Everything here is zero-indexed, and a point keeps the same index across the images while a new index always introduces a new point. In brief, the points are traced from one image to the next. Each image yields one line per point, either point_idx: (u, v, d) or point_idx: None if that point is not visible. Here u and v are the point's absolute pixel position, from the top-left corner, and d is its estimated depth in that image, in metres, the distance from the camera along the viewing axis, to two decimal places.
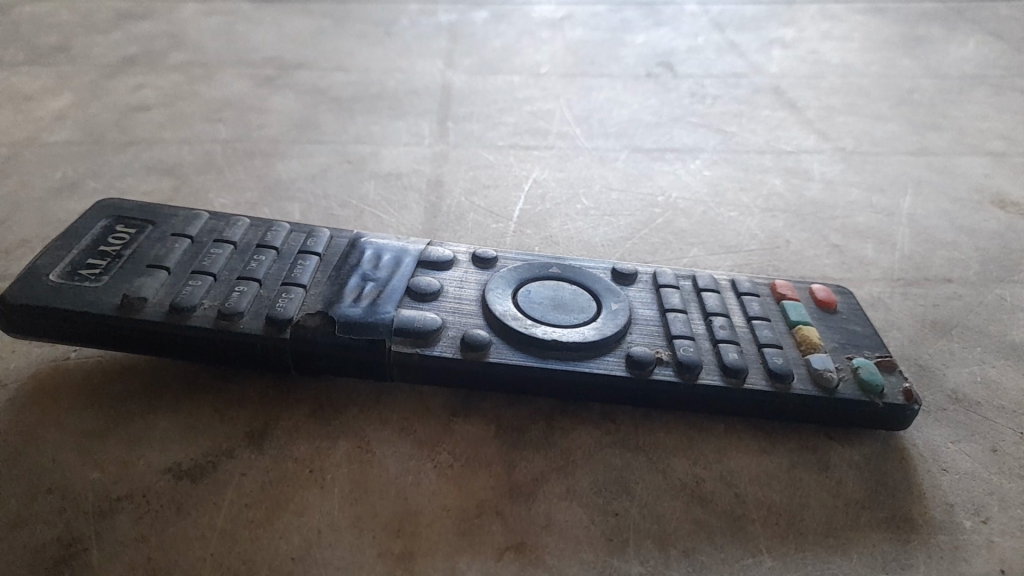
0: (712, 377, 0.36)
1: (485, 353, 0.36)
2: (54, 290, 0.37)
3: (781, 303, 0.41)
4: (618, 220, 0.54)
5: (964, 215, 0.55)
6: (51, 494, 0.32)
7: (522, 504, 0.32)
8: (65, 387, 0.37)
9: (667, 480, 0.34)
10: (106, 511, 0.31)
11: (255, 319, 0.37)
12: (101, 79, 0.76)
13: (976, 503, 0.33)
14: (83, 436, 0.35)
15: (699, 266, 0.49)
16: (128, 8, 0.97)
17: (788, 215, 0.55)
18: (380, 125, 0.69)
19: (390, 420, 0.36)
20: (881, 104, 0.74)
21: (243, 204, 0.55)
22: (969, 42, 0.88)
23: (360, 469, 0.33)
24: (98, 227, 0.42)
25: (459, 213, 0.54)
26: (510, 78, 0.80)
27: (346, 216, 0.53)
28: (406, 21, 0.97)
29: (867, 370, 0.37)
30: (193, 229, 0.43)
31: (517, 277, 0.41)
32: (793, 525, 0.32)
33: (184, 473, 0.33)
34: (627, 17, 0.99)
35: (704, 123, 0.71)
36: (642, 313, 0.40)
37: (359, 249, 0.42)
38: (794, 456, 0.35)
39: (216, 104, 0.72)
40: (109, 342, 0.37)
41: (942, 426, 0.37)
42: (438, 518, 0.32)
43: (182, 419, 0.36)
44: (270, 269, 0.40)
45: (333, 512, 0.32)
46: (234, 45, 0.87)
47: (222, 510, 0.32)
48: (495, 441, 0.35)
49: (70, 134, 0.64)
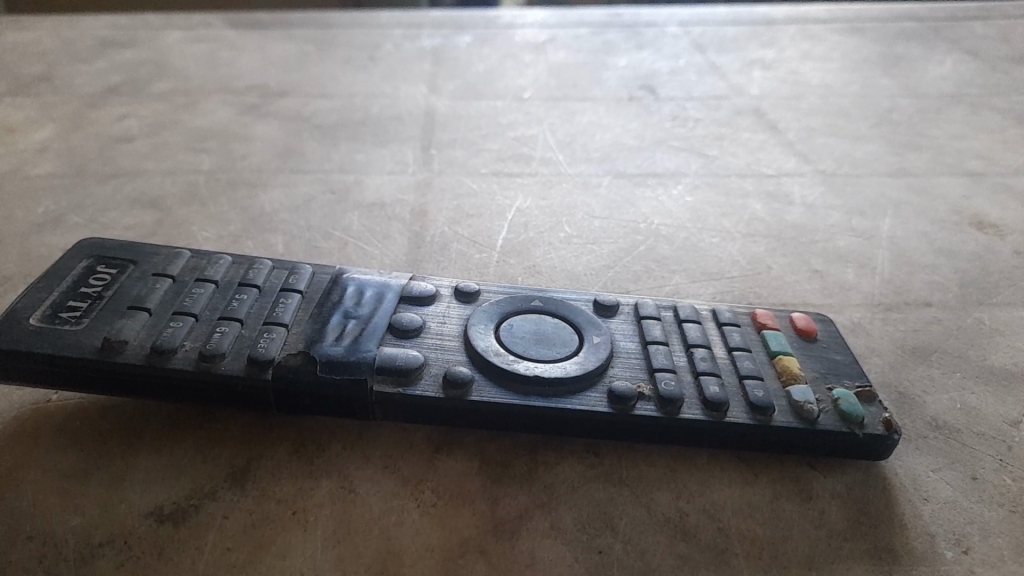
0: (694, 411, 0.36)
1: (468, 390, 0.36)
2: (34, 334, 0.37)
3: (762, 333, 0.42)
4: (601, 248, 0.54)
5: (943, 237, 0.56)
6: (31, 541, 0.32)
7: (506, 543, 0.32)
8: (46, 431, 0.37)
9: (650, 514, 0.34)
10: (88, 557, 0.31)
11: (237, 359, 0.37)
12: (84, 109, 0.76)
13: (957, 532, 0.34)
14: (63, 481, 0.34)
15: (681, 294, 0.49)
16: (111, 36, 0.97)
17: (769, 239, 0.56)
18: (364, 153, 0.69)
19: (374, 457, 0.36)
20: (860, 124, 0.75)
21: (226, 236, 0.55)
22: (946, 61, 0.89)
23: (343, 509, 0.33)
24: (78, 267, 0.42)
25: (443, 243, 0.54)
26: (494, 103, 0.81)
27: (329, 247, 0.54)
28: (390, 46, 0.97)
29: (847, 400, 0.37)
30: (175, 267, 0.43)
31: (499, 311, 0.41)
32: (776, 559, 0.32)
33: (166, 516, 0.33)
34: (609, 39, 1.00)
35: (686, 146, 0.71)
36: (624, 346, 0.40)
37: (341, 285, 0.42)
38: (776, 487, 0.35)
39: (200, 134, 0.72)
40: (90, 385, 0.36)
41: (923, 454, 0.37)
42: (421, 559, 0.31)
43: (164, 460, 0.35)
44: (252, 307, 0.40)
45: (316, 555, 0.31)
46: (218, 73, 0.87)
47: (204, 554, 0.31)
48: (478, 478, 0.35)
49: (53, 167, 0.64)
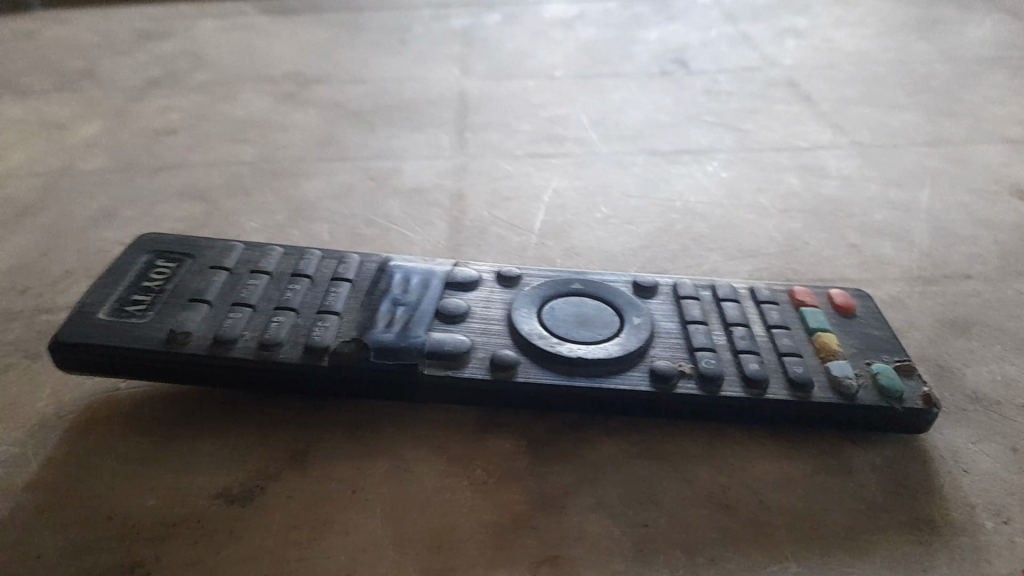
0: (735, 389, 0.37)
1: (515, 373, 0.38)
2: (103, 327, 0.39)
3: (800, 310, 0.42)
4: (637, 227, 0.55)
5: (983, 208, 0.55)
6: (111, 521, 0.34)
7: (555, 518, 0.34)
8: (117, 418, 0.39)
9: (693, 489, 0.35)
10: (164, 536, 0.33)
11: (294, 347, 0.39)
12: (127, 103, 0.78)
13: (996, 503, 0.34)
14: (137, 465, 0.37)
15: (718, 272, 0.50)
16: (148, 28, 0.99)
17: (805, 214, 0.56)
18: (400, 138, 0.70)
19: (426, 439, 0.38)
20: (897, 93, 0.74)
21: (273, 226, 0.56)
22: (986, 23, 0.88)
23: (399, 488, 0.35)
24: (139, 262, 0.44)
25: (482, 227, 0.55)
26: (526, 83, 0.81)
27: (372, 235, 0.55)
28: (420, 27, 0.98)
29: (886, 375, 0.38)
30: (229, 260, 0.44)
31: (541, 294, 0.42)
32: (817, 530, 0.33)
33: (234, 497, 0.35)
34: (639, 12, 1.00)
35: (719, 121, 0.71)
36: (664, 326, 0.41)
37: (388, 273, 0.44)
38: (816, 462, 0.36)
39: (240, 124, 0.74)
40: (158, 375, 0.39)
41: (963, 426, 0.38)
42: (475, 534, 0.33)
43: (229, 444, 0.37)
44: (305, 297, 0.42)
45: (376, 531, 0.33)
46: (254, 61, 0.89)
47: (271, 532, 0.33)
48: (527, 457, 0.37)
49: (102, 162, 0.67)
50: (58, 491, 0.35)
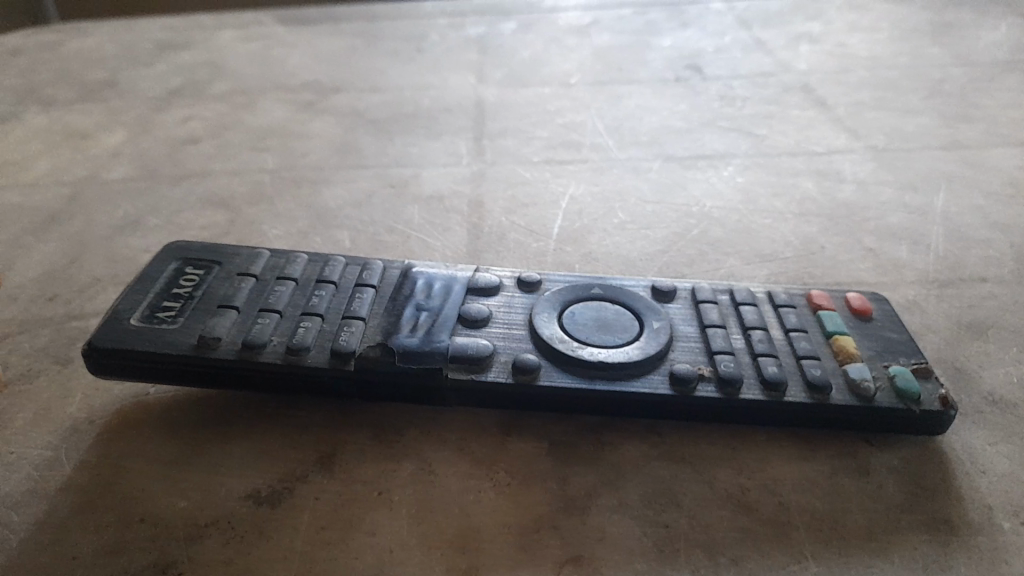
0: (753, 391, 0.38)
1: (536, 376, 0.39)
2: (134, 334, 0.40)
3: (818, 314, 0.43)
4: (654, 232, 0.56)
5: (998, 211, 0.56)
6: (144, 523, 0.35)
7: (577, 519, 0.35)
8: (148, 422, 0.40)
9: (713, 490, 0.36)
10: (196, 537, 0.34)
11: (320, 352, 0.40)
12: (150, 113, 0.80)
13: (1014, 504, 0.35)
14: (168, 467, 0.38)
15: (735, 276, 0.50)
16: (169, 38, 1.01)
17: (821, 218, 0.57)
18: (418, 146, 0.71)
19: (450, 441, 0.38)
20: (911, 97, 0.74)
21: (295, 233, 0.57)
22: (999, 26, 0.88)
23: (424, 489, 0.36)
24: (168, 270, 0.45)
25: (500, 233, 0.56)
26: (541, 90, 0.82)
27: (392, 241, 0.56)
28: (436, 36, 0.99)
29: (903, 378, 0.38)
30: (255, 267, 0.46)
31: (562, 299, 0.43)
32: (836, 531, 0.34)
33: (263, 499, 0.36)
34: (652, 19, 1.00)
35: (734, 126, 0.72)
36: (683, 330, 0.41)
37: (411, 279, 0.44)
38: (835, 463, 0.37)
39: (261, 133, 0.75)
40: (188, 380, 0.40)
41: (980, 428, 0.38)
42: (499, 534, 0.34)
43: (256, 447, 0.38)
44: (330, 303, 0.43)
45: (402, 532, 0.34)
46: (273, 71, 0.90)
47: (300, 533, 0.34)
48: (549, 459, 0.37)
49: (127, 171, 0.68)
50: (92, 493, 0.36)
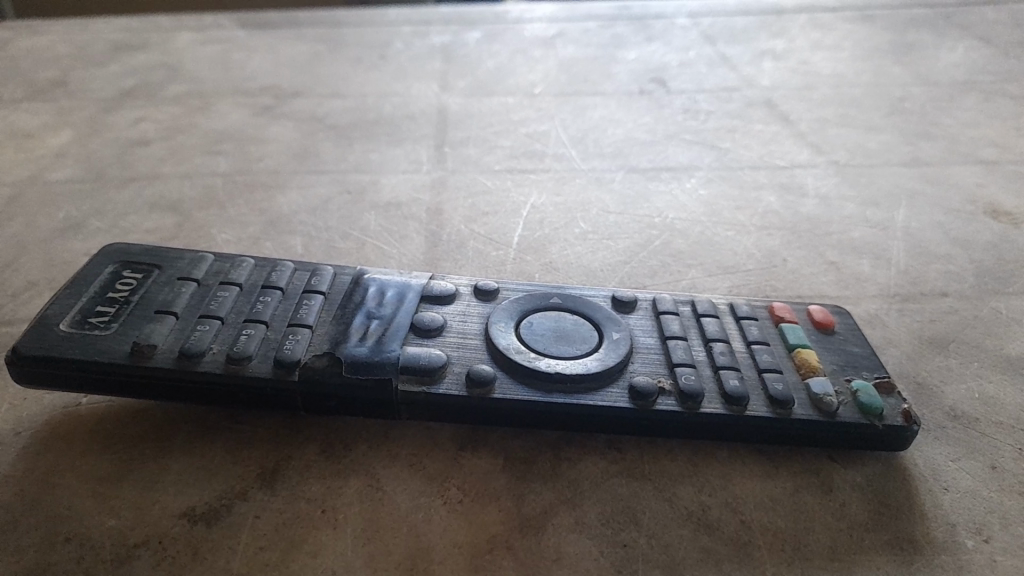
0: (715, 406, 0.37)
1: (491, 388, 0.37)
2: (65, 340, 0.38)
3: (779, 327, 0.42)
4: (616, 243, 0.55)
5: (959, 227, 0.56)
6: (69, 543, 0.32)
7: (532, 539, 0.33)
8: (79, 434, 0.38)
9: (674, 508, 0.34)
10: (124, 559, 0.32)
11: (264, 362, 0.38)
12: (99, 114, 0.77)
13: (977, 522, 0.34)
14: (97, 483, 0.35)
15: (698, 288, 0.49)
16: (124, 39, 0.98)
17: (784, 232, 0.56)
18: (378, 152, 0.70)
19: (399, 456, 0.37)
20: (873, 114, 0.75)
21: (246, 239, 0.55)
22: (958, 47, 0.89)
23: (372, 507, 0.34)
24: (105, 274, 0.42)
25: (459, 242, 0.55)
26: (505, 100, 0.81)
27: (347, 248, 0.54)
28: (400, 44, 0.98)
29: (866, 393, 0.38)
30: (199, 272, 0.43)
31: (519, 309, 0.41)
32: (799, 551, 0.33)
33: (199, 516, 0.34)
34: (618, 32, 1.00)
35: (698, 140, 0.71)
36: (643, 341, 0.40)
37: (362, 286, 0.43)
38: (797, 480, 0.36)
39: (215, 137, 0.72)
40: (122, 390, 0.37)
41: (942, 444, 0.38)
42: (450, 555, 0.32)
43: (195, 462, 0.36)
44: (276, 310, 0.41)
45: (347, 552, 0.32)
46: (232, 74, 0.88)
47: (238, 554, 0.32)
48: (503, 476, 0.36)
49: (72, 173, 0.65)
50: (13, 511, 0.34)
